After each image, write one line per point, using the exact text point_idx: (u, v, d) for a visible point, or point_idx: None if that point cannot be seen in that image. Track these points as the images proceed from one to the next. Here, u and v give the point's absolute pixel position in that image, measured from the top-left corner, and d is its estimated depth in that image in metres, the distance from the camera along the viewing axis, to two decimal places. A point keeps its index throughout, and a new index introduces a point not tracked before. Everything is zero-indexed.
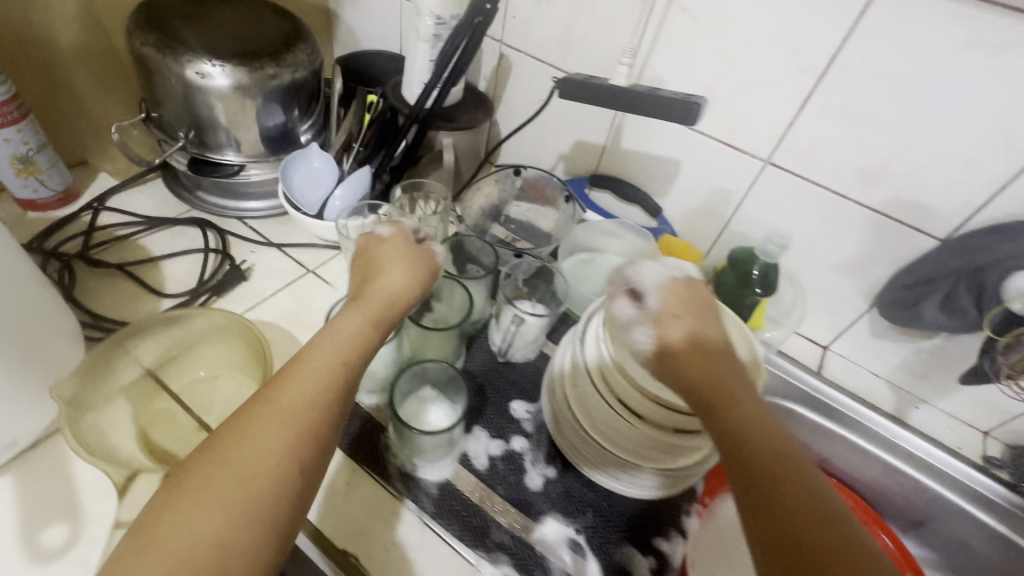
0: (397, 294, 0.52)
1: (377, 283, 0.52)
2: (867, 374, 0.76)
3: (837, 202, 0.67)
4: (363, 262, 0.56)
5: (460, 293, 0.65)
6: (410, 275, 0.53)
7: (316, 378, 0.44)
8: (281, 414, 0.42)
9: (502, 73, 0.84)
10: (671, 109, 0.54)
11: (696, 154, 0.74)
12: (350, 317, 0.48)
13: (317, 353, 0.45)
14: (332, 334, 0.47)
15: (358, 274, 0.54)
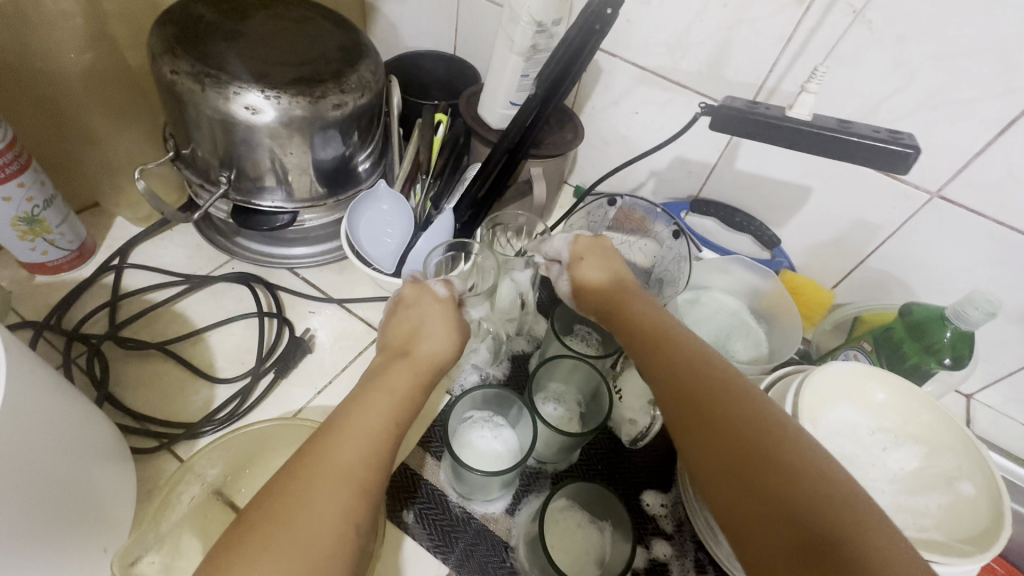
0: (449, 347, 0.44)
1: (424, 340, 0.44)
2: (1018, 427, 0.67)
3: (1023, 244, 0.55)
4: (410, 310, 0.46)
5: (582, 373, 0.52)
6: (459, 330, 0.45)
7: (375, 427, 0.36)
8: (338, 459, 0.33)
9: (590, 80, 0.70)
10: (869, 150, 0.43)
11: (837, 181, 0.62)
12: (394, 369, 0.40)
13: (369, 395, 0.38)
14: (377, 381, 0.39)
15: (401, 324, 0.46)
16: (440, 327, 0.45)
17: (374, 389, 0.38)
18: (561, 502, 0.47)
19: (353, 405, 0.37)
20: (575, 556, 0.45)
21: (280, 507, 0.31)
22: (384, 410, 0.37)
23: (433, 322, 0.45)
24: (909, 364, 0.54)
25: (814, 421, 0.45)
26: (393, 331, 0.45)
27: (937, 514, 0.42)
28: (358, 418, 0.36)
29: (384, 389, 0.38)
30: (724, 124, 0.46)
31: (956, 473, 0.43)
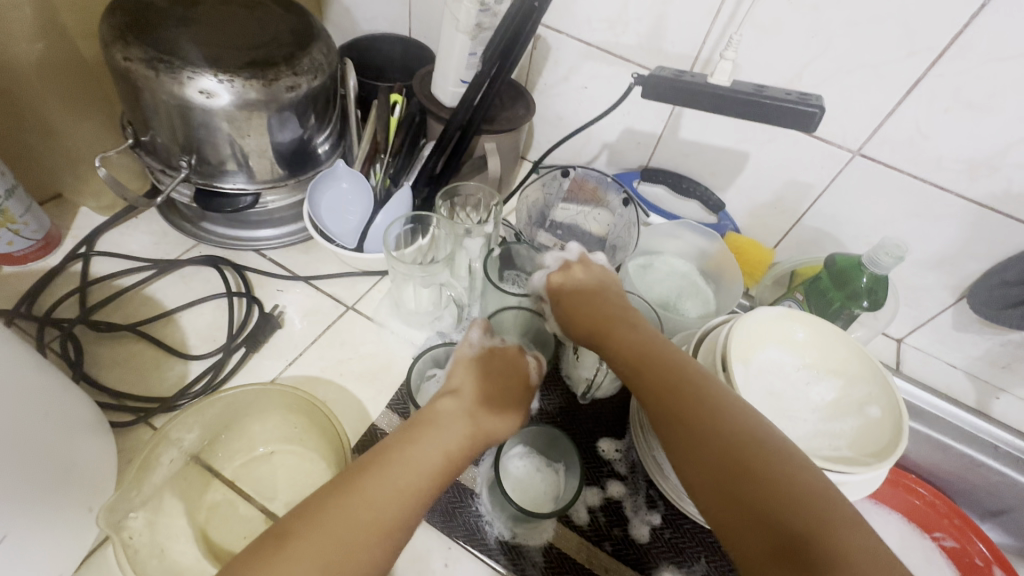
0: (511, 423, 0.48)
1: (494, 408, 0.47)
2: (944, 366, 0.73)
3: (936, 195, 0.60)
4: (490, 370, 0.50)
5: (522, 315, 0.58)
6: (520, 409, 0.49)
7: (420, 484, 0.39)
8: (371, 509, 0.36)
9: (539, 56, 0.73)
10: (783, 111, 0.47)
11: (771, 145, 0.66)
12: (460, 426, 0.44)
13: (425, 450, 0.41)
14: (441, 434, 0.43)
15: (476, 378, 0.49)
16: (507, 395, 0.49)
17: (431, 440, 0.42)
18: (518, 448, 0.52)
19: (409, 456, 0.40)
20: (529, 491, 0.50)
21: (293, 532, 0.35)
22: (431, 468, 0.40)
23: (507, 398, 0.49)
24: (836, 309, 0.59)
25: (744, 361, 0.49)
26: (470, 382, 0.48)
27: (851, 436, 0.47)
28: (401, 471, 0.39)
29: (442, 447, 0.42)
30: (655, 92, 0.50)
31: (868, 399, 0.49)
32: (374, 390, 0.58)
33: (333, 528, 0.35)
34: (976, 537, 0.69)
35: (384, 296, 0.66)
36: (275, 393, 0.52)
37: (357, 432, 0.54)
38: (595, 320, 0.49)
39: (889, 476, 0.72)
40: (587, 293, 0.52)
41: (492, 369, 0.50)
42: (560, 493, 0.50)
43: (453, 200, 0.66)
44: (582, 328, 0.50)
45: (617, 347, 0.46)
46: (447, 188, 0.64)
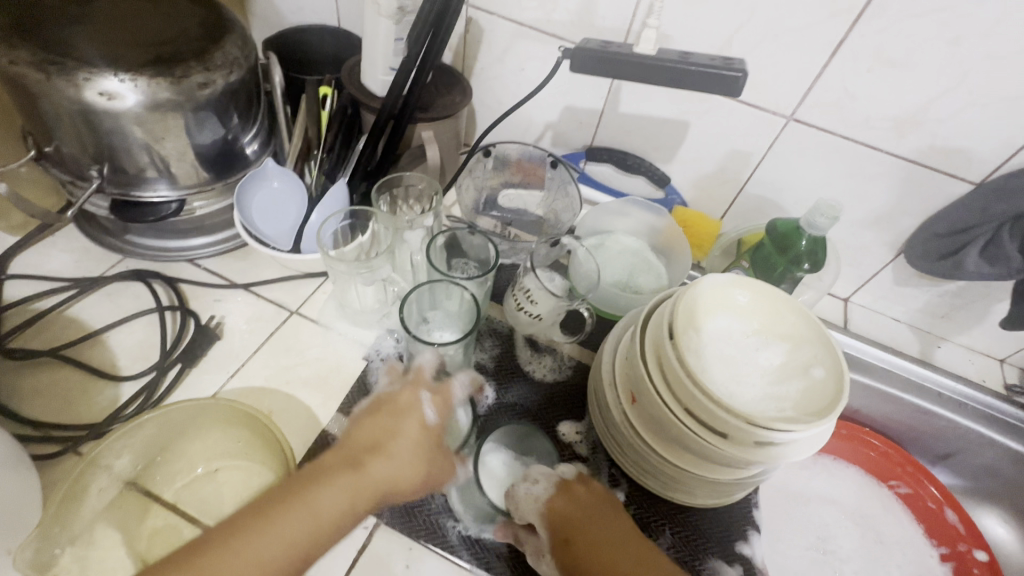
0: (400, 478, 0.40)
1: (380, 460, 0.40)
2: (889, 321, 0.76)
3: (866, 154, 0.62)
4: (389, 410, 0.43)
5: (460, 295, 0.56)
6: (410, 458, 0.41)
7: (265, 568, 0.34)
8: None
9: (473, 40, 0.71)
10: (709, 77, 0.46)
11: (708, 116, 0.66)
12: (334, 488, 0.37)
13: (287, 521, 0.35)
14: (305, 501, 0.36)
15: (368, 426, 0.42)
16: (403, 451, 0.41)
17: (296, 508, 0.36)
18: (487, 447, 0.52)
19: (251, 538, 0.34)
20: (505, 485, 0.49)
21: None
22: (285, 546, 0.35)
23: (403, 443, 0.42)
24: (779, 273, 0.60)
25: (696, 329, 0.50)
26: (362, 435, 0.42)
27: (795, 397, 0.48)
28: (237, 559, 0.34)
29: (307, 515, 0.36)
30: (582, 65, 0.49)
31: (813, 360, 0.49)
32: (323, 395, 0.56)
33: None
34: (928, 482, 0.71)
35: (329, 297, 0.63)
36: (213, 408, 0.49)
37: (306, 443, 0.52)
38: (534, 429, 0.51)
39: (846, 432, 0.74)
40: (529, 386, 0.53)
41: (390, 411, 0.43)
42: (534, 475, 0.49)
43: (394, 190, 0.64)
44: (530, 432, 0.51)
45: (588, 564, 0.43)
46: (384, 180, 0.62)
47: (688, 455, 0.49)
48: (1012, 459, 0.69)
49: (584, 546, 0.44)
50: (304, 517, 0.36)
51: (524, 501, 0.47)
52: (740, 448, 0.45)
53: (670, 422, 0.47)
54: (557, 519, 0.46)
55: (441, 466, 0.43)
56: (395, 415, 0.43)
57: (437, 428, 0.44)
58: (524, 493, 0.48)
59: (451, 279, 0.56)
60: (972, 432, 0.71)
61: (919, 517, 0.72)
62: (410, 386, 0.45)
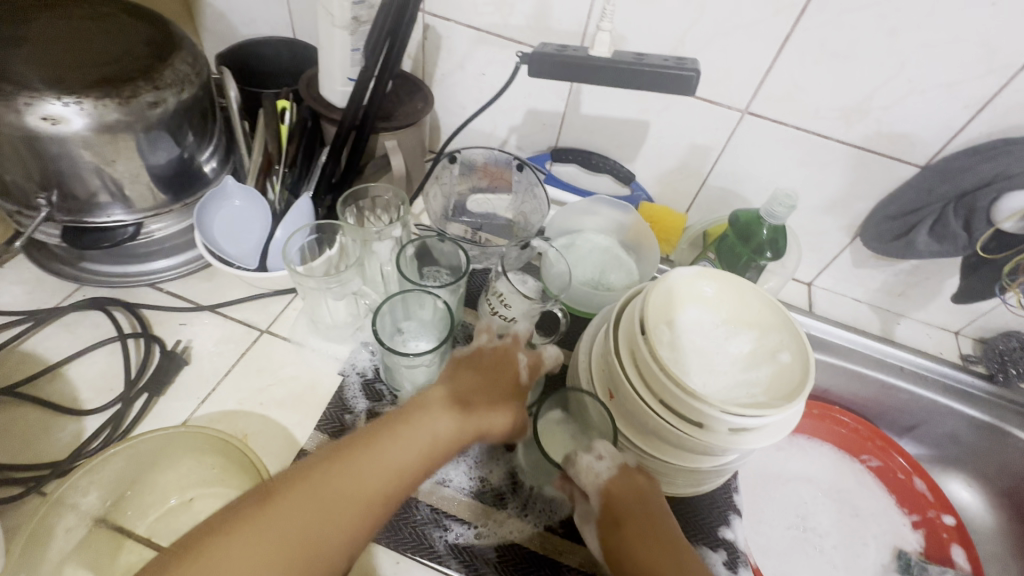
0: (498, 419, 0.50)
1: (484, 402, 0.49)
2: (850, 301, 0.79)
3: (819, 143, 0.64)
4: (488, 366, 0.52)
5: (433, 304, 0.56)
6: (504, 405, 0.50)
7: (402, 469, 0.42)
8: (341, 494, 0.39)
9: (432, 47, 0.71)
10: (664, 77, 0.47)
11: (667, 113, 0.68)
12: (449, 416, 0.46)
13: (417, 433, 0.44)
14: (429, 421, 0.45)
15: (468, 376, 0.51)
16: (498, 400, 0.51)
17: (422, 426, 0.45)
18: (557, 414, 0.55)
19: (403, 435, 0.43)
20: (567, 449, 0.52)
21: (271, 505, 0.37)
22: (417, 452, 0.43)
23: (498, 392, 0.51)
24: (743, 263, 0.62)
25: (667, 322, 0.52)
26: (467, 381, 0.50)
27: (766, 382, 0.49)
28: (398, 447, 0.42)
29: (431, 432, 0.45)
30: (540, 69, 0.50)
31: (780, 346, 0.51)
32: (299, 414, 0.55)
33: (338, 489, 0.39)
34: (896, 454, 0.74)
35: (300, 314, 0.62)
36: (184, 437, 0.48)
37: (284, 464, 0.51)
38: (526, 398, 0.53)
39: (817, 411, 0.76)
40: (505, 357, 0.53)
41: (486, 368, 0.52)
42: (599, 449, 0.49)
43: (359, 202, 0.64)
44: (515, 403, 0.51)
45: (629, 543, 0.45)
46: (348, 193, 0.61)
47: (667, 446, 0.50)
48: (972, 425, 0.73)
49: (629, 532, 0.45)
50: (428, 435, 0.44)
51: (586, 472, 0.48)
52: (716, 436, 0.46)
53: (646, 415, 0.48)
54: (614, 500, 0.47)
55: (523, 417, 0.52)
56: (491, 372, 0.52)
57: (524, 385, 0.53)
58: (586, 466, 0.48)
59: (422, 288, 0.55)
60: (933, 403, 0.74)
61: (890, 488, 0.75)
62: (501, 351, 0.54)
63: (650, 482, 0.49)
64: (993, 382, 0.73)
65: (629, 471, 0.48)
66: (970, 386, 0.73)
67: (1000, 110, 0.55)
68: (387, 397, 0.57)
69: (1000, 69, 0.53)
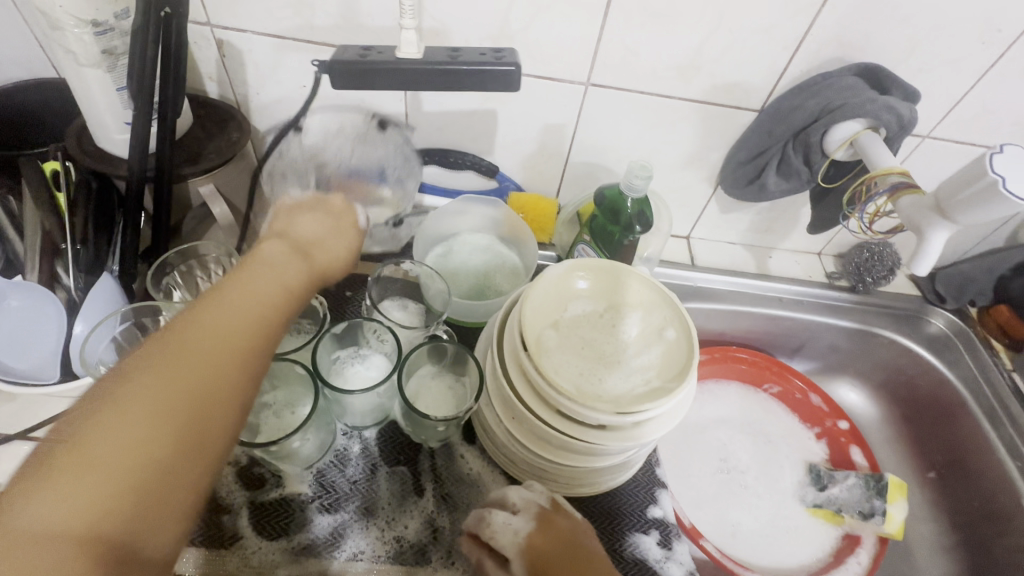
0: (342, 259, 0.44)
1: (323, 246, 0.43)
2: (726, 245, 0.82)
3: (664, 103, 0.63)
4: (316, 213, 0.45)
5: (296, 368, 0.49)
6: (357, 241, 0.46)
7: (262, 309, 0.34)
8: (198, 351, 0.31)
9: (234, 64, 0.61)
10: (486, 77, 0.43)
11: (513, 98, 0.64)
12: (292, 259, 0.39)
13: (264, 279, 0.36)
14: (270, 266, 0.37)
15: (310, 219, 0.44)
16: (337, 247, 0.44)
17: (263, 271, 0.37)
18: (428, 369, 0.55)
19: (246, 282, 0.35)
20: (447, 407, 0.53)
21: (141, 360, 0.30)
22: (271, 292, 0.36)
23: (335, 233, 0.45)
24: (617, 241, 0.61)
25: (551, 325, 0.49)
26: (319, 221, 0.44)
27: (658, 363, 0.47)
28: (249, 289, 0.35)
29: (275, 275, 0.37)
30: (344, 81, 0.44)
31: (665, 322, 0.50)
32: None
33: (187, 349, 0.30)
34: (790, 374, 0.80)
35: None
36: None
37: None
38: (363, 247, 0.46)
39: (718, 354, 0.80)
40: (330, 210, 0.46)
41: (327, 209, 0.46)
42: (513, 502, 0.47)
43: (187, 261, 0.54)
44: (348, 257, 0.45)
45: None
46: (154, 265, 0.51)
47: (575, 454, 0.48)
48: (846, 334, 0.80)
49: None
50: (275, 281, 0.36)
51: (501, 533, 0.45)
52: (619, 436, 0.44)
53: (548, 430, 0.46)
54: (540, 557, 0.43)
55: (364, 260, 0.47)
56: (319, 222, 0.44)
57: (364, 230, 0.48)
58: (501, 523, 0.45)
59: (279, 357, 0.50)
60: (811, 323, 0.80)
61: (793, 408, 0.80)
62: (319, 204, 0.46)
63: (573, 525, 0.46)
64: (855, 293, 0.80)
65: (548, 519, 0.45)
66: (839, 301, 0.80)
67: (814, 48, 0.57)
68: (269, 480, 0.50)
69: (806, 8, 0.54)
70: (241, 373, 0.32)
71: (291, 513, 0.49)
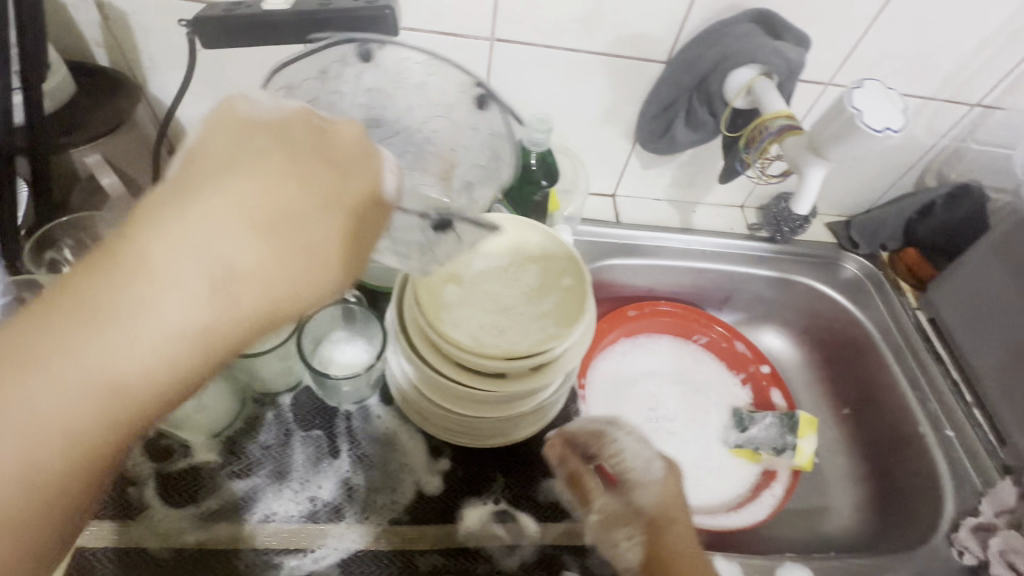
0: (299, 284, 0.28)
1: (256, 254, 0.26)
2: (652, 202, 0.83)
3: (571, 57, 0.63)
4: (262, 168, 0.27)
5: None
6: (328, 242, 0.28)
7: (113, 386, 0.24)
8: (2, 446, 0.23)
9: (120, 28, 0.58)
10: (355, 20, 0.44)
11: (419, 57, 0.62)
12: (184, 292, 0.25)
13: (130, 333, 0.24)
14: (142, 306, 0.24)
15: (252, 186, 0.26)
16: (278, 257, 0.27)
17: (133, 316, 0.24)
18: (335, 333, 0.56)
19: (101, 334, 0.24)
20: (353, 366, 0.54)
21: (29, 348, 0.23)
22: (137, 357, 0.24)
23: (285, 211, 0.27)
24: (528, 199, 0.61)
25: (451, 281, 0.50)
26: (285, 179, 0.27)
27: (554, 311, 0.49)
28: (102, 353, 0.24)
29: (148, 328, 0.24)
30: (214, 38, 0.46)
31: (562, 271, 0.51)
32: None
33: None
34: (713, 323, 0.83)
35: None
36: None
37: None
38: (338, 258, 0.29)
39: (646, 309, 0.81)
40: (293, 174, 0.28)
41: (293, 171, 0.28)
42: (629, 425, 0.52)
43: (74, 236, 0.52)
44: (307, 267, 0.28)
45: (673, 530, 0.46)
46: (35, 238, 0.52)
47: (481, 404, 0.49)
48: (767, 283, 0.82)
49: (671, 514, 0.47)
50: (148, 343, 0.24)
51: (632, 454, 0.50)
52: (519, 380, 0.47)
53: (451, 382, 0.48)
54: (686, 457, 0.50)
55: (346, 273, 0.30)
56: (269, 196, 0.27)
57: (355, 215, 0.30)
58: (628, 445, 0.50)
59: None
60: (734, 274, 0.82)
61: (719, 357, 0.83)
62: (276, 154, 0.27)
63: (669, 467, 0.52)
64: (775, 243, 0.82)
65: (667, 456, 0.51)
66: (760, 251, 0.82)
67: None
68: (177, 451, 0.50)
69: None
70: (67, 474, 0.24)
71: (200, 481, 0.49)
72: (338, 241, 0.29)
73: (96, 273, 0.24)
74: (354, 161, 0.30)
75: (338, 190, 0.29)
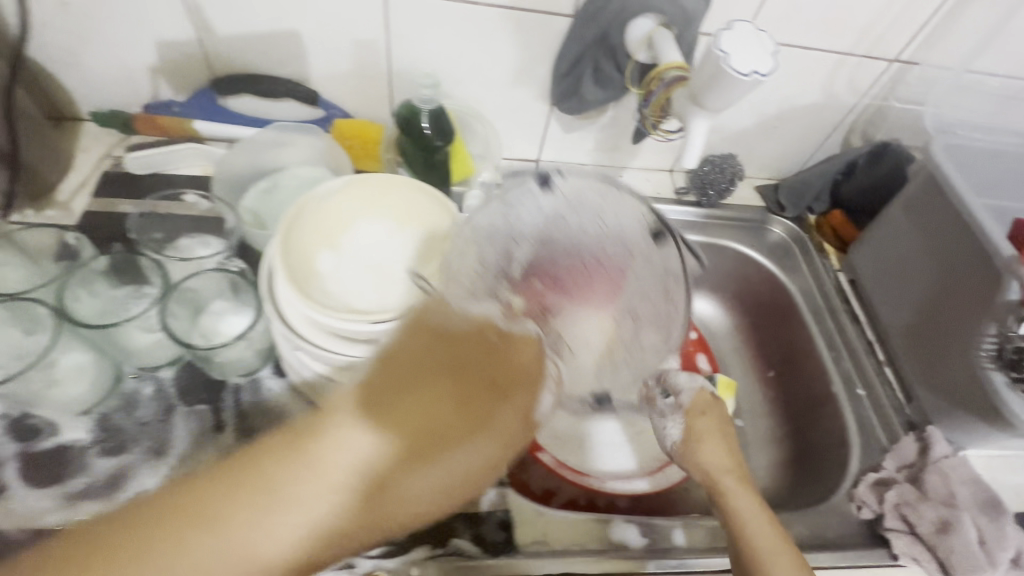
0: (415, 510, 0.31)
1: (384, 493, 0.30)
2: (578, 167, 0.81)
3: (471, 10, 0.60)
4: (417, 426, 0.31)
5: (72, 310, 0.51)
6: (442, 498, 0.32)
7: None
8: None
9: None
10: None
11: (308, 10, 0.59)
12: (303, 518, 0.28)
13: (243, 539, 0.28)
14: (256, 508, 0.28)
15: (391, 424, 0.30)
16: (404, 499, 0.31)
17: (249, 515, 0.28)
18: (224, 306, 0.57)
19: (219, 534, 0.27)
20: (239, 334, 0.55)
21: (166, 528, 0.27)
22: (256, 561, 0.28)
23: (411, 472, 0.31)
24: (428, 161, 0.64)
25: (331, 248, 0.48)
26: (436, 396, 0.31)
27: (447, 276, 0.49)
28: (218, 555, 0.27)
29: (255, 529, 0.28)
30: None
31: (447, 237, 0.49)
32: None
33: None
34: None
35: None
36: None
37: None
38: (452, 498, 0.33)
39: None
40: (438, 422, 0.31)
41: (428, 424, 0.31)
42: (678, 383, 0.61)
43: None
44: (403, 491, 0.31)
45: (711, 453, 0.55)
46: None
47: None
48: (696, 249, 0.81)
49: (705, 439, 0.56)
50: (259, 543, 0.28)
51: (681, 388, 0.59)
52: None
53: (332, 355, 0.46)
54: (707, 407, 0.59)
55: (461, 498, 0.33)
56: (416, 451, 0.31)
57: (485, 465, 0.33)
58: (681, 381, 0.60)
59: (19, 297, 0.51)
60: None
61: None
62: (426, 396, 0.31)
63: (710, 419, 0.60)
64: (702, 208, 0.81)
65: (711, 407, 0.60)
66: (688, 216, 0.80)
67: None
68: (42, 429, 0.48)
69: None
70: None
71: (68, 460, 0.47)
72: (462, 493, 0.33)
73: (227, 492, 0.28)
74: (497, 384, 0.33)
75: (464, 444, 0.32)
